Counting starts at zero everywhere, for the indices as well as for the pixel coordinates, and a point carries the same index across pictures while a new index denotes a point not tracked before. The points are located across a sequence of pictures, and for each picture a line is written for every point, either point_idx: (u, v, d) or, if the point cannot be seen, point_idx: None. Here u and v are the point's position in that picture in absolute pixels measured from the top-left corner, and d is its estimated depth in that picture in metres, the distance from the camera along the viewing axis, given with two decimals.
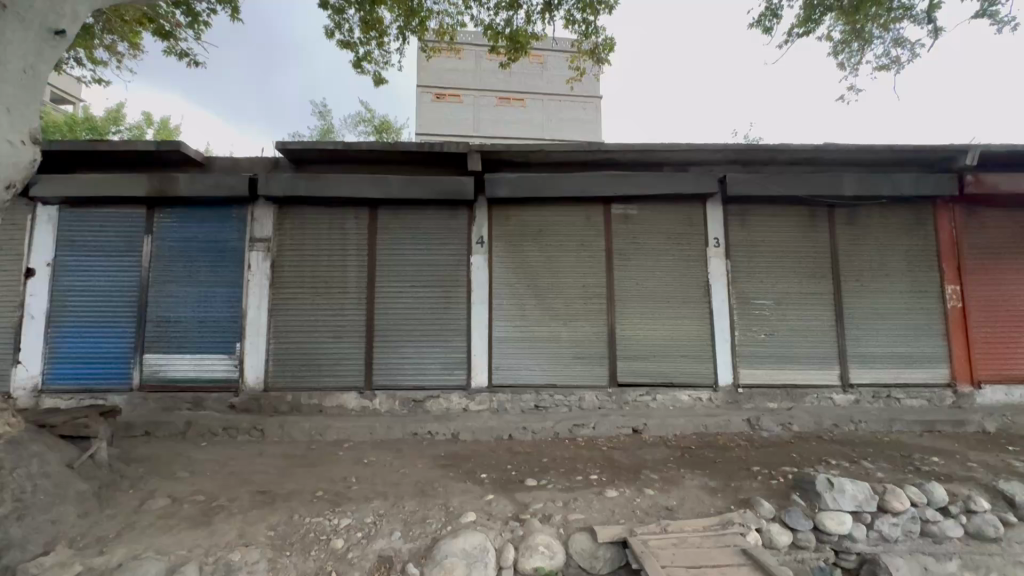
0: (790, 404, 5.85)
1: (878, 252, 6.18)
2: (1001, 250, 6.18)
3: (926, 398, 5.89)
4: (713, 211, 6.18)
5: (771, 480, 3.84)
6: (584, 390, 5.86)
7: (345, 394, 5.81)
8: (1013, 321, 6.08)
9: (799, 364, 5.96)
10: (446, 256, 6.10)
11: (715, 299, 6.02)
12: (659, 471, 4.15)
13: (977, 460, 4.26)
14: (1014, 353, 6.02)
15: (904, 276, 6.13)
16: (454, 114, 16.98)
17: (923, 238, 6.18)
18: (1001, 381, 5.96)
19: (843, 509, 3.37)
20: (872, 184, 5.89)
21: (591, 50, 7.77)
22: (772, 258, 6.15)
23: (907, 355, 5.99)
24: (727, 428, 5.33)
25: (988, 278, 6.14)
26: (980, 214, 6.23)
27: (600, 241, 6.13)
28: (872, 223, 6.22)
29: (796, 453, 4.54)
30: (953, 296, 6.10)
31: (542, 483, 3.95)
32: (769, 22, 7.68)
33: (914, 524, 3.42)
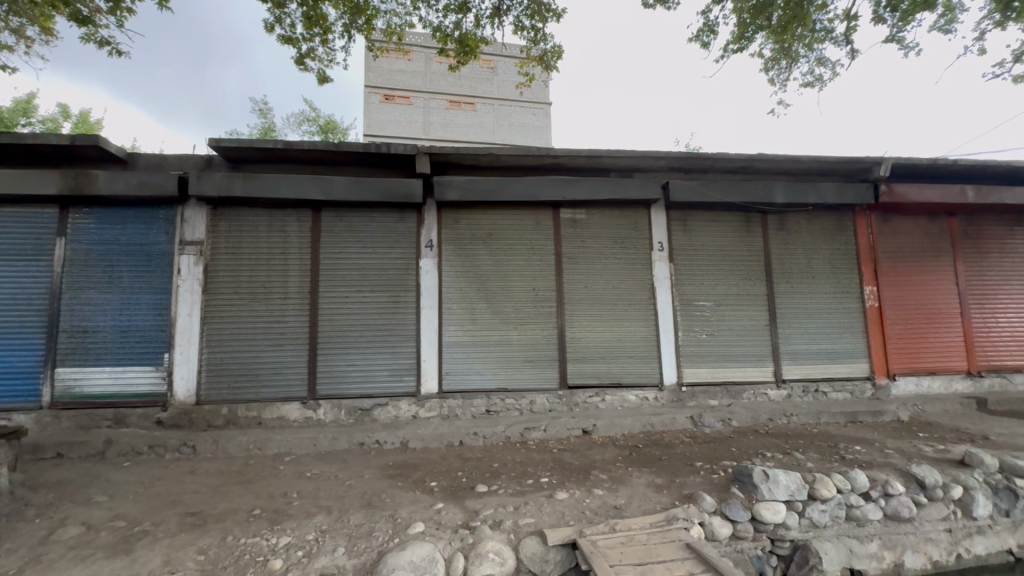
0: (729, 400, 6.13)
1: (806, 256, 6.61)
2: (910, 254, 6.79)
3: (849, 390, 6.36)
4: (656, 216, 6.40)
5: (712, 474, 4.00)
6: (535, 393, 5.89)
7: (286, 404, 5.54)
8: (922, 318, 6.67)
9: (738, 362, 6.27)
10: (393, 260, 5.95)
11: (660, 301, 6.23)
12: (608, 471, 4.22)
13: (893, 447, 4.61)
14: (924, 347, 6.60)
15: (829, 278, 6.60)
16: (402, 116, 16.67)
17: (845, 243, 6.68)
18: (912, 373, 6.52)
19: (777, 498, 3.54)
20: (800, 192, 6.30)
21: (540, 57, 7.87)
22: (712, 261, 6.44)
23: (832, 352, 6.44)
24: (672, 426, 5.52)
25: (900, 279, 6.72)
26: (893, 221, 6.81)
27: (550, 244, 6.19)
28: (800, 228, 6.65)
29: (735, 447, 4.77)
30: (870, 296, 6.62)
31: (492, 489, 3.91)
32: (706, 38, 8.08)
33: (840, 510, 3.64)
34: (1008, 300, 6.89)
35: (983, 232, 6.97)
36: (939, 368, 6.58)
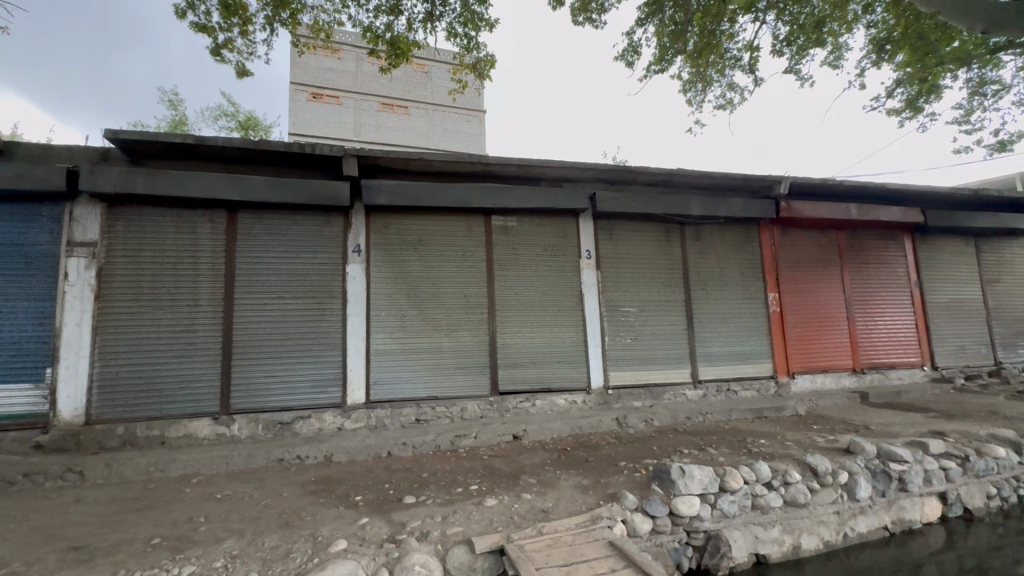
0: (651, 401, 6.45)
1: (718, 265, 7.13)
2: (806, 264, 7.54)
3: (756, 388, 6.92)
4: (584, 226, 6.63)
5: (635, 473, 4.19)
6: (466, 400, 5.85)
7: (195, 421, 5.10)
8: (816, 322, 7.42)
9: (659, 364, 6.61)
10: (318, 265, 5.69)
11: (587, 307, 6.45)
12: (537, 475, 4.28)
13: (792, 439, 5.07)
14: (817, 347, 7.34)
15: (738, 285, 7.16)
16: (331, 116, 16.02)
17: (751, 253, 7.28)
18: (808, 371, 7.22)
19: (692, 492, 3.77)
20: (713, 205, 6.80)
21: (473, 64, 7.92)
22: (635, 269, 6.77)
23: (742, 354, 6.98)
24: (598, 428, 5.71)
25: (797, 287, 7.43)
26: (792, 234, 7.53)
27: (481, 251, 6.21)
28: (713, 239, 7.17)
29: (657, 445, 5.02)
30: (773, 301, 7.27)
31: (420, 500, 3.82)
32: (630, 58, 8.55)
33: (748, 499, 3.93)
34: (884, 305, 7.84)
35: (864, 245, 7.90)
36: (830, 366, 7.34)
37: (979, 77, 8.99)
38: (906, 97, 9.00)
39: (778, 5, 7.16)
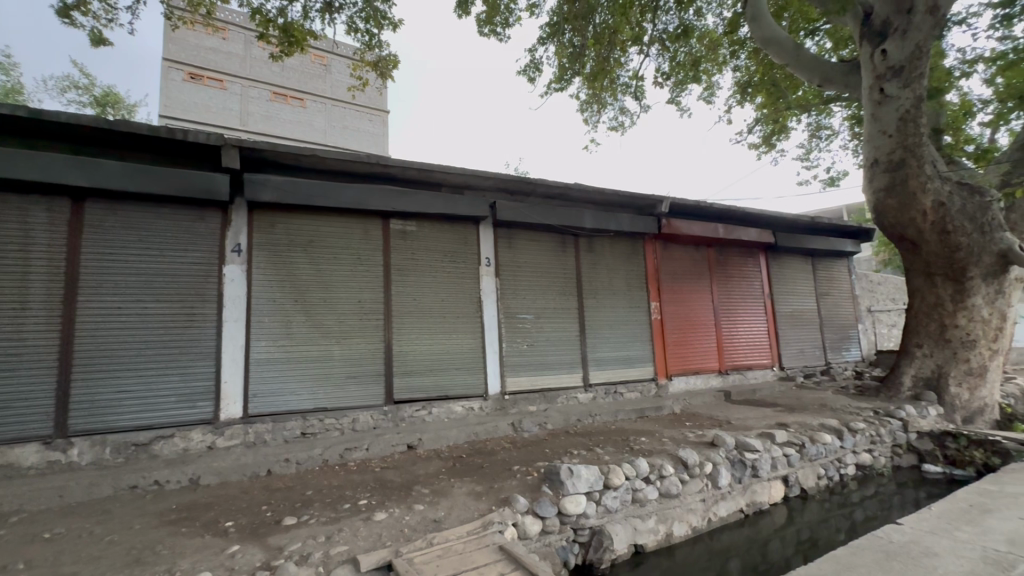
0: (546, 405, 6.67)
1: (608, 275, 7.63)
2: (682, 276, 8.35)
3: (640, 390, 7.49)
4: (484, 233, 6.71)
5: (527, 476, 4.30)
6: (357, 411, 5.58)
7: (19, 447, 4.26)
8: (690, 328, 8.24)
9: (553, 369, 6.88)
10: (187, 265, 5.08)
11: (486, 314, 6.52)
12: (430, 484, 4.21)
13: (668, 436, 5.56)
14: (691, 351, 8.15)
15: (625, 294, 7.72)
16: (212, 100, 14.47)
17: (637, 265, 7.89)
18: (683, 373, 7.98)
19: (579, 491, 3.95)
20: (604, 219, 7.27)
21: (374, 62, 7.67)
22: (533, 277, 6.99)
23: (628, 358, 7.52)
24: (494, 433, 5.77)
25: (675, 297, 8.20)
26: (671, 249, 8.30)
27: (378, 255, 5.99)
28: (604, 251, 7.66)
29: (549, 448, 5.21)
30: (655, 310, 7.94)
31: (302, 520, 3.55)
32: (532, 74, 8.90)
33: (628, 494, 4.23)
34: (744, 314, 8.94)
35: (729, 261, 8.95)
36: (701, 368, 8.19)
37: (816, 123, 10.73)
38: (763, 134, 10.42)
39: (663, 42, 7.92)
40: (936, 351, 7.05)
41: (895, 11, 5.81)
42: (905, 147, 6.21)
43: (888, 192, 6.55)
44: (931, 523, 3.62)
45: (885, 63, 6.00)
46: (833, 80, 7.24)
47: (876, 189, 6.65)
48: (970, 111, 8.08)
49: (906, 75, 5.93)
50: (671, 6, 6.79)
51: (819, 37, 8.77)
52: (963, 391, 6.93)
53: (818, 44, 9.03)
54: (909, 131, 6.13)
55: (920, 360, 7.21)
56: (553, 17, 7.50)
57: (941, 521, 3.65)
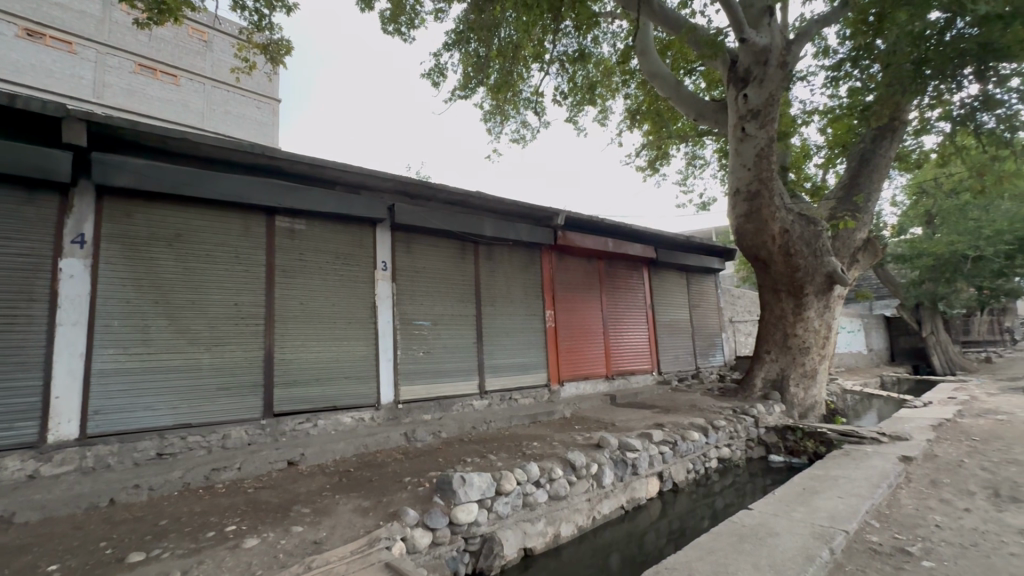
0: (440, 413, 6.57)
1: (506, 284, 7.77)
2: (575, 286, 8.79)
3: (534, 396, 7.69)
4: (381, 236, 6.47)
5: (418, 487, 4.18)
6: (229, 426, 5.02)
7: None
8: (581, 336, 8.69)
9: (449, 377, 6.81)
10: (8, 256, 4.20)
11: (381, 320, 6.27)
12: (311, 503, 3.90)
13: (558, 440, 5.77)
14: (581, 358, 8.58)
15: (522, 302, 7.92)
16: (56, 64, 12.26)
17: (533, 274, 8.14)
18: (574, 378, 8.37)
19: (470, 499, 3.93)
20: (503, 228, 7.41)
21: (263, 45, 7.05)
22: (431, 283, 6.89)
23: (523, 365, 7.70)
24: (386, 444, 5.55)
25: (568, 306, 8.60)
26: (565, 260, 8.70)
27: (259, 254, 5.48)
28: (503, 260, 7.79)
29: (442, 457, 5.13)
30: (549, 318, 8.25)
31: (153, 555, 3.09)
32: (436, 79, 8.84)
33: (519, 499, 4.30)
34: (629, 323, 9.64)
35: (617, 273, 9.61)
36: (590, 374, 8.66)
37: (692, 153, 12.01)
38: (648, 158, 11.40)
39: (563, 62, 8.34)
40: (780, 356, 8.19)
41: (754, 62, 6.70)
42: (760, 180, 7.17)
43: (747, 218, 7.51)
44: (774, 506, 4.17)
45: (746, 105, 6.89)
46: (706, 116, 8.12)
47: (737, 214, 7.60)
48: (807, 154, 9.61)
49: (762, 118, 6.86)
50: (571, 30, 7.19)
51: (695, 76, 9.84)
52: (799, 390, 8.14)
53: (694, 83, 10.14)
54: (764, 166, 7.09)
55: (768, 364, 8.33)
56: (460, 25, 7.66)
57: (782, 503, 4.23)
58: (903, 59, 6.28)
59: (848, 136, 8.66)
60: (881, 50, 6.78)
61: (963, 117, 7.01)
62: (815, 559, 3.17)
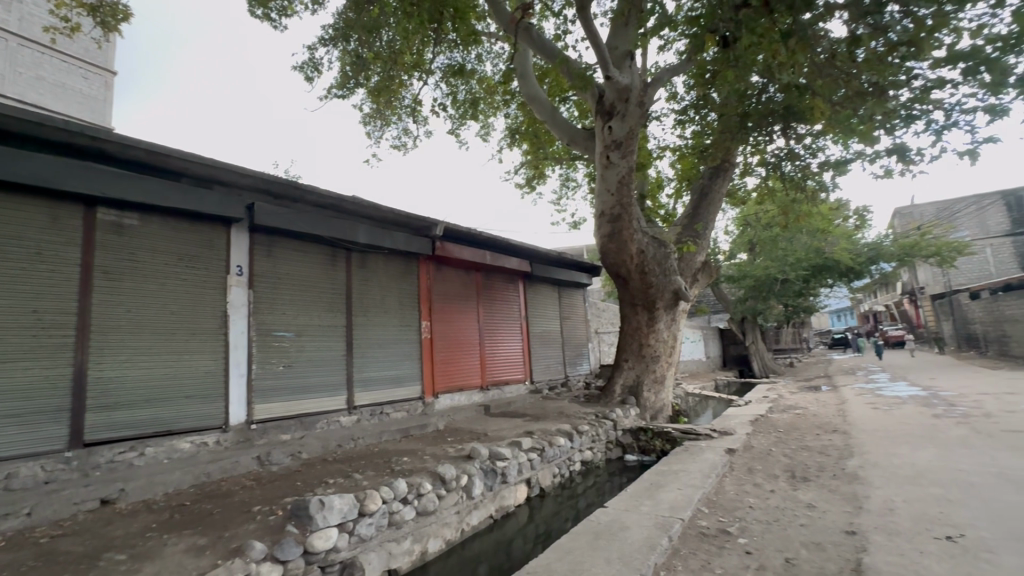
0: (301, 432, 6.05)
1: (380, 293, 7.49)
2: (452, 297, 8.80)
3: (406, 409, 7.47)
4: (237, 238, 5.82)
5: (269, 517, 3.79)
6: (17, 462, 4.05)
7: None
8: (456, 347, 8.69)
9: (313, 392, 6.31)
10: None
11: (233, 330, 5.61)
12: (130, 548, 3.30)
13: (429, 453, 5.67)
14: (456, 369, 8.57)
15: (397, 312, 7.69)
16: None
17: (410, 284, 7.97)
18: (448, 390, 8.32)
19: (330, 524, 3.67)
20: (378, 235, 7.14)
21: (91, 5, 5.96)
22: (295, 290, 6.36)
23: (396, 377, 7.45)
24: (232, 471, 4.93)
25: (444, 317, 8.56)
26: (443, 270, 8.68)
27: (73, 252, 4.57)
28: (377, 268, 7.50)
29: (300, 480, 4.72)
30: (425, 328, 8.13)
31: None
32: (309, 73, 8.28)
33: (384, 518, 4.12)
34: (504, 333, 9.90)
35: (494, 285, 9.84)
36: (465, 386, 8.69)
37: (566, 175, 12.87)
38: (526, 176, 11.94)
39: (446, 74, 8.39)
40: (636, 364, 9.08)
41: (618, 98, 7.42)
42: (621, 205, 7.93)
43: (610, 238, 8.22)
44: (626, 502, 4.55)
45: (611, 136, 7.59)
46: (577, 142, 8.74)
47: (602, 234, 8.28)
48: (660, 185, 10.87)
49: (623, 149, 7.59)
50: (454, 45, 7.27)
51: (569, 104, 10.60)
52: (651, 394, 9.08)
53: (568, 110, 10.91)
54: (624, 192, 7.85)
55: (626, 371, 9.16)
56: (339, 22, 7.33)
57: (632, 499, 4.63)
58: (732, 111, 7.47)
59: (692, 173, 10.00)
60: (717, 102, 7.98)
61: (774, 165, 8.54)
62: (657, 546, 3.53)
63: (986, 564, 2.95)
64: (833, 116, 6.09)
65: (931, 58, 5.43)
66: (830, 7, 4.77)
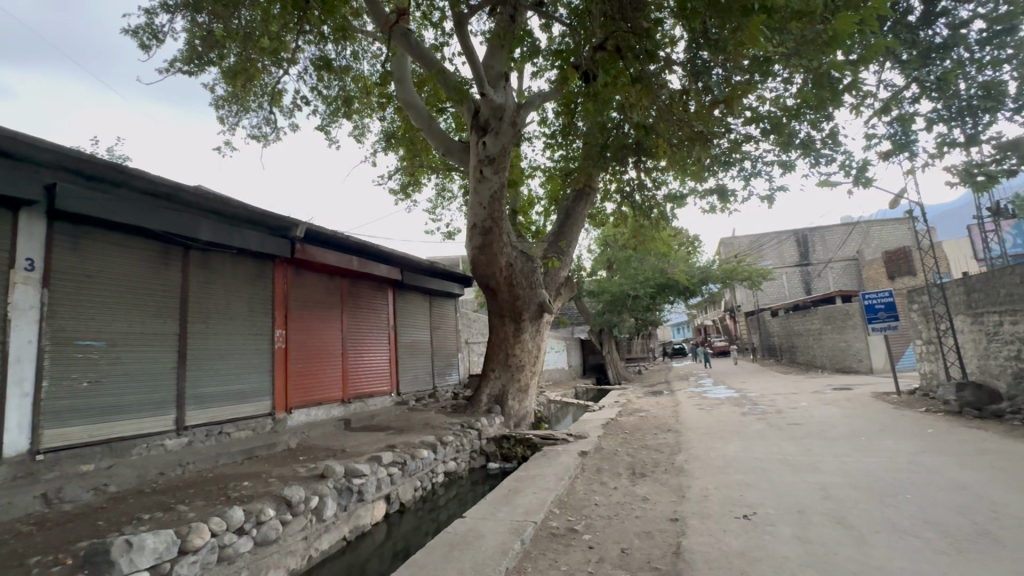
0: (111, 461, 5.08)
1: (225, 297, 6.66)
2: (312, 304, 8.18)
3: (251, 427, 6.71)
4: (28, 225, 4.73)
5: (53, 567, 3.10)
6: None
7: None
8: (315, 358, 8.08)
9: (130, 412, 5.35)
10: None
11: (14, 339, 4.53)
12: None
13: (276, 475, 5.15)
14: (313, 382, 7.95)
15: (245, 320, 6.91)
16: None
17: (262, 288, 7.23)
18: (303, 405, 7.67)
19: (138, 569, 3.13)
20: (224, 233, 6.36)
21: None
22: (111, 292, 5.37)
23: (240, 392, 6.66)
24: (4, 515, 3.93)
25: (301, 325, 7.90)
26: (303, 275, 8.03)
27: None
28: (222, 269, 6.67)
29: (104, 518, 3.95)
30: (279, 338, 7.42)
31: None
32: (145, 39, 7.14)
33: (212, 554, 3.63)
34: (370, 343, 9.47)
35: (360, 292, 9.38)
36: (323, 399, 8.10)
37: (442, 185, 12.87)
38: (401, 182, 11.68)
39: (317, 67, 7.88)
40: (502, 373, 9.36)
41: (492, 116, 7.67)
42: (492, 219, 8.16)
43: (481, 250, 8.39)
44: (484, 510, 4.63)
45: (484, 151, 7.80)
46: (453, 154, 8.82)
47: (473, 246, 8.42)
48: (531, 203, 11.44)
49: (496, 165, 7.84)
50: (326, 37, 6.87)
51: (447, 116, 10.67)
52: (515, 403, 9.43)
53: (446, 122, 10.97)
54: (496, 207, 8.09)
55: (492, 381, 9.39)
56: None
57: (490, 507, 4.73)
58: (594, 141, 8.21)
59: (560, 194, 10.74)
60: (582, 131, 8.67)
61: (627, 194, 9.55)
62: (509, 551, 3.64)
63: (770, 536, 3.59)
64: (672, 156, 7.02)
65: (742, 118, 6.60)
66: (669, 62, 5.54)
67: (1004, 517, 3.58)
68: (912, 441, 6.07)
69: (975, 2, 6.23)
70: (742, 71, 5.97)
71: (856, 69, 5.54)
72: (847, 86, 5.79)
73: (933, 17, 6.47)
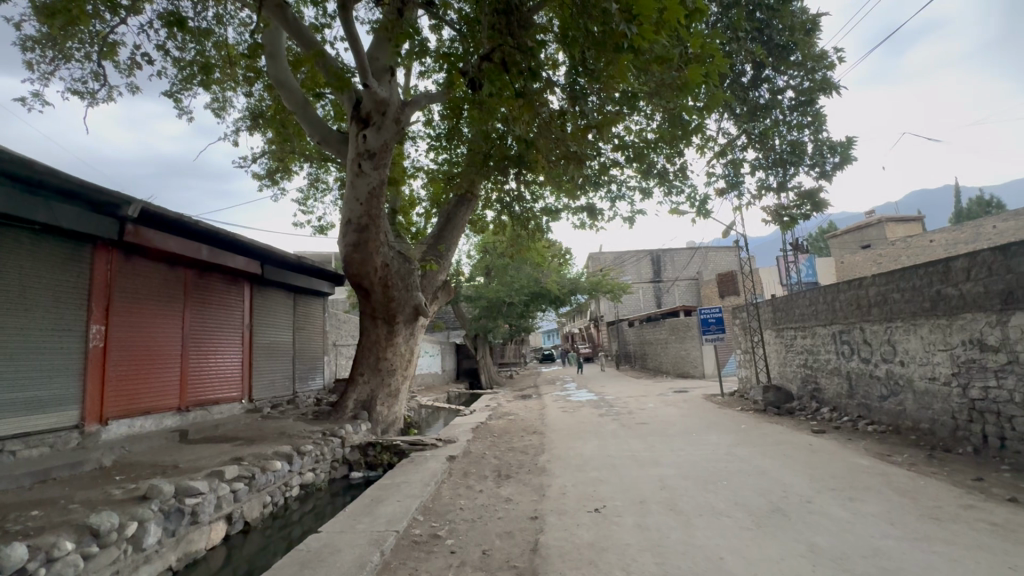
0: None
1: (17, 284, 5.38)
2: (144, 297, 6.98)
3: (48, 444, 5.47)
4: None
5: None
6: None
7: None
8: (145, 360, 6.90)
9: None
10: None
11: None
12: None
13: (78, 500, 4.27)
14: (140, 388, 6.78)
15: (47, 312, 5.65)
16: None
17: (75, 275, 6.00)
18: (124, 415, 6.49)
19: None
20: (23, 203, 5.16)
21: None
22: None
23: (33, 400, 5.42)
24: None
25: (127, 321, 6.69)
26: (133, 262, 6.83)
27: None
28: (18, 248, 5.39)
29: None
30: (95, 335, 6.19)
31: None
32: None
33: None
34: (218, 344, 8.38)
35: (209, 286, 8.27)
36: (153, 408, 6.97)
37: (316, 176, 11.98)
38: (267, 167, 10.62)
39: (169, 24, 6.83)
40: (372, 378, 8.97)
41: (374, 109, 7.37)
42: (369, 216, 7.81)
43: (354, 248, 7.95)
44: (342, 523, 4.36)
45: (364, 145, 7.45)
46: (329, 144, 8.29)
47: (346, 243, 7.96)
48: (412, 204, 11.22)
49: (376, 160, 7.52)
50: None
51: (327, 103, 10.00)
52: (384, 408, 9.08)
53: (324, 109, 10.28)
54: (373, 204, 7.74)
55: (360, 386, 8.95)
56: None
57: (349, 519, 4.47)
58: (477, 149, 8.36)
59: (441, 198, 10.67)
60: (467, 137, 8.74)
61: (508, 203, 9.87)
62: (367, 564, 3.48)
63: (616, 526, 3.94)
64: (550, 172, 7.43)
65: (612, 144, 7.24)
66: (550, 84, 5.86)
67: (790, 495, 4.39)
68: (729, 435, 7.17)
69: (788, 75, 7.63)
70: (613, 102, 6.56)
71: (701, 115, 6.42)
72: (694, 128, 6.69)
73: (759, 82, 7.78)
